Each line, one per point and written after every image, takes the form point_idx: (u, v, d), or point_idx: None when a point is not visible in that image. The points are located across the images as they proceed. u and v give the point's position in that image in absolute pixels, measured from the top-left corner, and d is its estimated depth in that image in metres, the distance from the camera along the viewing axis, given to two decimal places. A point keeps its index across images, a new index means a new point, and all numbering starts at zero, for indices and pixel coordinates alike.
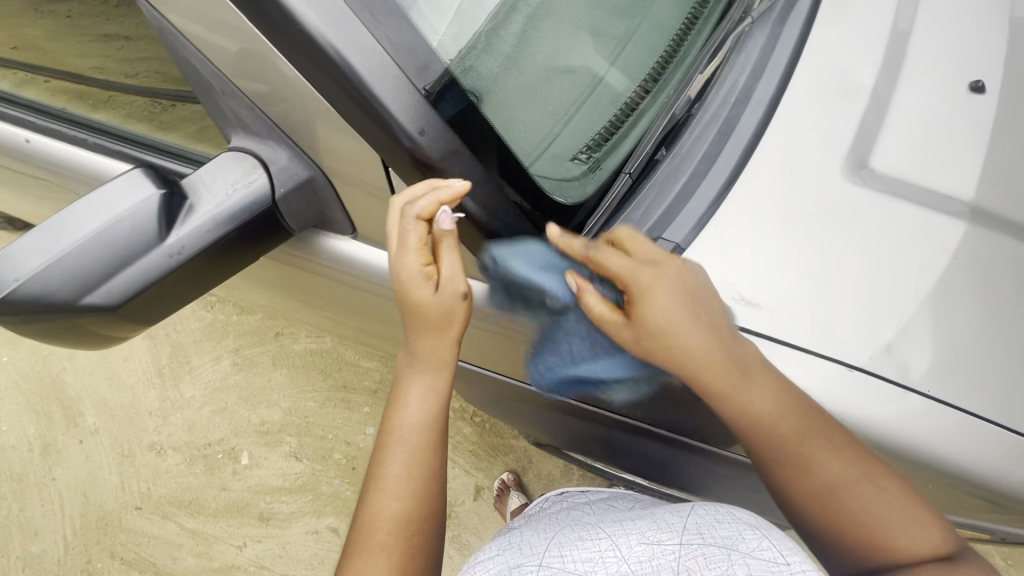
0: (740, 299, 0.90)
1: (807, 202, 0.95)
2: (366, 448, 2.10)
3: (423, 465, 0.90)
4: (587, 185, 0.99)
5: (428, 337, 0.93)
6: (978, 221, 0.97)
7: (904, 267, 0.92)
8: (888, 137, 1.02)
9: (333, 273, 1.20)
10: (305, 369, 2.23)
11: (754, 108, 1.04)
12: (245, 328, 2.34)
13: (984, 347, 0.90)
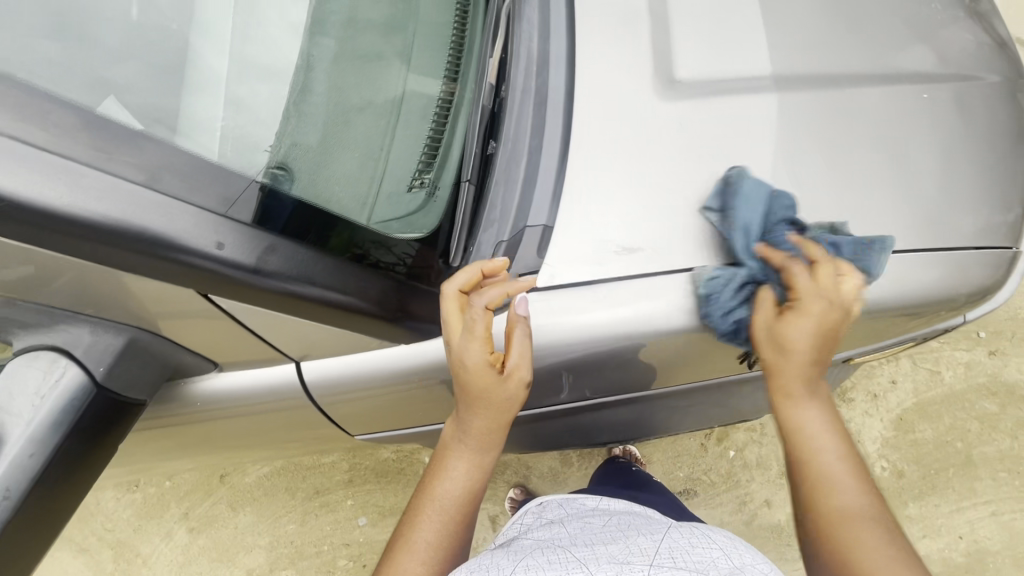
0: (620, 249, 0.96)
1: (639, 137, 1.01)
2: (367, 539, 1.98)
3: (453, 531, 0.92)
4: (434, 207, 0.97)
5: (483, 417, 0.94)
6: (786, 88, 1.04)
7: (740, 160, 1.00)
8: (681, 47, 1.07)
9: (233, 411, 1.13)
10: (269, 496, 2.05)
11: (556, 68, 1.06)
12: (182, 489, 2.08)
13: (834, 194, 0.99)
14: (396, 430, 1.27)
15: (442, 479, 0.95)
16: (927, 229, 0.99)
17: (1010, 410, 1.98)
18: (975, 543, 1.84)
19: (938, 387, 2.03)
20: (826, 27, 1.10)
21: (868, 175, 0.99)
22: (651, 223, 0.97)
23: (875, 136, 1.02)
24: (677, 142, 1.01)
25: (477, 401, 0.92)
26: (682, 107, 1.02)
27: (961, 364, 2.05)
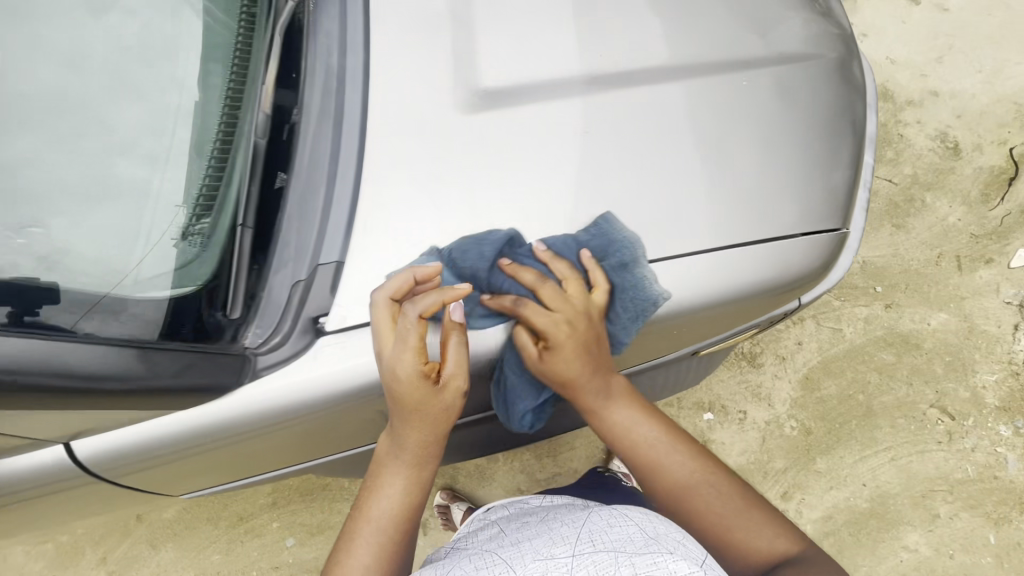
0: (416, 281, 1.00)
1: (439, 158, 1.05)
2: (297, 560, 1.95)
3: (389, 549, 0.99)
4: (211, 255, 0.99)
5: (415, 434, 0.99)
6: (584, 94, 1.10)
7: (538, 170, 1.05)
8: (484, 53, 1.09)
9: (82, 479, 1.07)
10: (190, 529, 1.98)
11: (353, 85, 1.08)
12: (96, 533, 1.97)
13: (631, 195, 1.07)
14: (262, 473, 1.21)
15: (382, 491, 1.02)
16: (714, 228, 1.08)
17: (906, 358, 2.08)
18: (877, 488, 1.95)
19: (840, 344, 2.11)
20: (635, 30, 1.14)
21: (659, 181, 1.08)
22: (451, 248, 1.01)
23: (669, 141, 1.09)
24: (478, 164, 1.05)
25: (411, 418, 0.97)
26: (485, 125, 1.07)
27: (861, 319, 2.14)
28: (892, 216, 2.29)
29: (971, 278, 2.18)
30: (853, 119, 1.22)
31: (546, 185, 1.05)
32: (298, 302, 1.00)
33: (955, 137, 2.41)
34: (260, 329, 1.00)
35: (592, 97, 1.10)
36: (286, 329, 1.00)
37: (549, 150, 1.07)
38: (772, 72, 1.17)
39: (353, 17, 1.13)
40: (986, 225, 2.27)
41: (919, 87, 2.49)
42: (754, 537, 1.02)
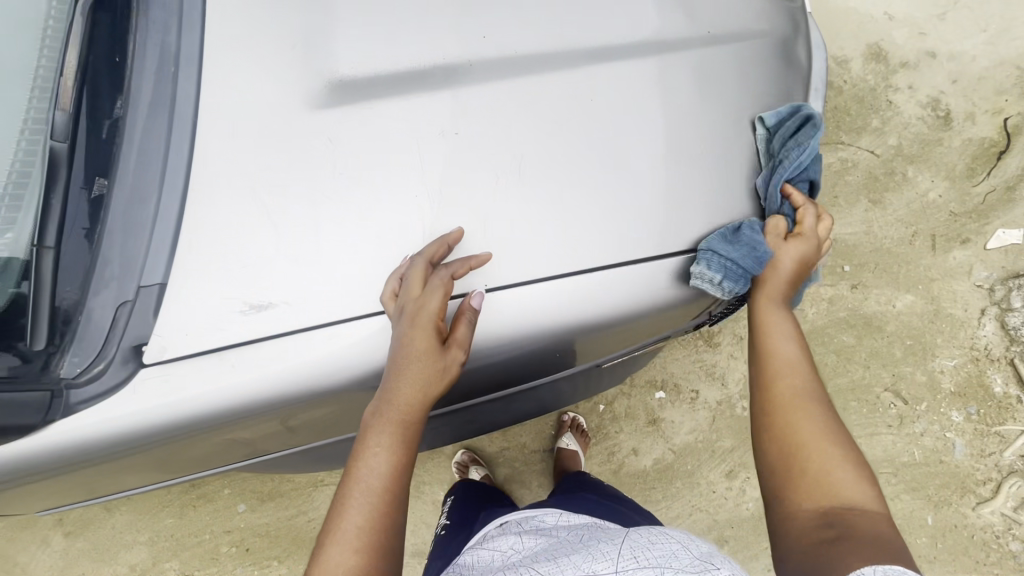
0: (249, 307, 0.92)
1: (286, 162, 0.96)
2: (248, 525, 1.99)
3: (380, 514, 0.81)
4: (12, 275, 0.90)
5: (408, 386, 0.87)
6: (453, 88, 1.00)
7: (394, 177, 0.97)
8: (346, 42, 1.00)
9: None
10: (142, 494, 2.00)
11: (189, 73, 0.98)
12: None
13: (501, 207, 0.98)
14: (141, 488, 1.12)
15: (365, 462, 0.84)
16: (600, 242, 0.99)
17: (866, 341, 2.03)
18: None
19: (800, 325, 2.05)
20: (526, 17, 1.04)
21: (534, 192, 0.98)
22: (292, 270, 0.93)
23: (547, 146, 0.99)
24: (330, 171, 0.96)
25: (403, 364, 0.88)
26: (342, 126, 0.97)
27: (824, 300, 2.07)
28: (870, 190, 2.17)
29: (944, 259, 2.09)
30: (779, 113, 1.08)
31: (404, 193, 0.97)
32: (119, 327, 0.91)
33: (947, 105, 2.25)
34: (77, 358, 0.90)
35: (467, 93, 1.00)
36: (108, 356, 0.90)
37: (411, 156, 0.98)
38: (682, 65, 1.05)
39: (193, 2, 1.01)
40: (967, 202, 2.16)
41: (916, 47, 2.30)
42: (841, 486, 0.83)
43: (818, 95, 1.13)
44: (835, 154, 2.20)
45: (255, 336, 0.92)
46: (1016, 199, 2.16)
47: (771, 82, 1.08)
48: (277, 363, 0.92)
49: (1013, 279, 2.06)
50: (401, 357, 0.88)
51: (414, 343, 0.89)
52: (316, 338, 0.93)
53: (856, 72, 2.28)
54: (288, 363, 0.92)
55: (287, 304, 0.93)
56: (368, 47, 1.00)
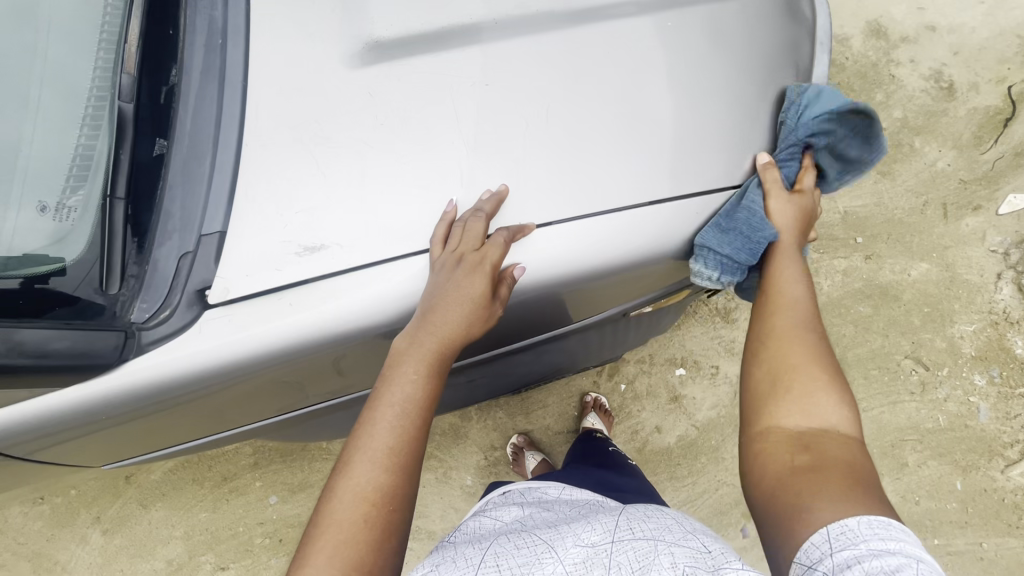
0: (302, 250, 0.97)
1: (329, 115, 1.01)
2: (281, 515, 2.03)
3: (408, 438, 0.88)
4: (84, 228, 0.94)
5: (449, 322, 0.94)
6: (483, 42, 1.05)
7: (433, 127, 1.02)
8: (377, 6, 1.06)
9: (22, 448, 1.05)
10: (177, 489, 2.05)
11: (238, 41, 1.04)
12: (89, 494, 2.06)
13: (533, 150, 1.02)
14: (201, 439, 1.20)
15: (397, 391, 0.91)
16: (631, 179, 1.03)
17: (884, 311, 2.04)
18: None
19: (817, 297, 2.06)
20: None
21: (566, 133, 1.03)
22: (342, 213, 0.98)
23: (577, 91, 1.04)
24: (372, 121, 1.01)
25: (445, 301, 0.94)
26: (380, 80, 1.02)
27: (839, 271, 2.08)
28: (878, 162, 2.20)
29: (956, 226, 2.11)
30: (789, 63, 1.13)
31: (444, 139, 1.02)
32: (184, 274, 0.96)
33: (950, 76, 2.29)
34: (146, 304, 0.95)
35: (495, 47, 1.05)
36: (173, 302, 0.95)
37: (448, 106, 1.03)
38: (697, 13, 1.09)
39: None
40: (976, 169, 2.18)
41: (915, 22, 2.34)
42: (824, 416, 0.87)
43: (824, 48, 1.18)
44: None
45: (308, 277, 0.97)
46: None
47: (780, 33, 1.13)
48: (332, 303, 0.97)
49: None
50: (442, 293, 0.95)
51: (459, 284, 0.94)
52: (368, 276, 0.98)
53: (858, 49, 2.32)
54: (344, 300, 0.97)
55: (338, 246, 0.97)
56: (400, 10, 1.06)
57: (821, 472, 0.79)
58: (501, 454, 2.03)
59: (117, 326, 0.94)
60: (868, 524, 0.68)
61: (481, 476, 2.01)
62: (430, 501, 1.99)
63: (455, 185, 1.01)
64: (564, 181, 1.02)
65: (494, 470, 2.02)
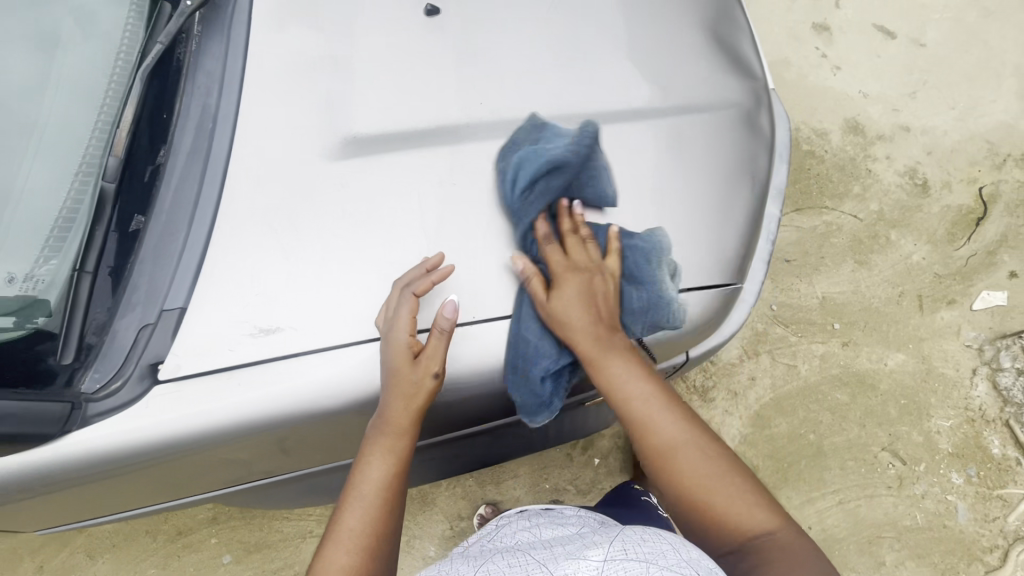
0: (258, 331, 1.00)
1: (301, 202, 1.06)
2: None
3: (378, 516, 0.92)
4: (50, 299, 0.98)
5: (402, 403, 0.97)
6: (452, 144, 1.12)
7: (398, 220, 1.07)
8: (357, 103, 1.13)
9: None
10: (130, 541, 1.96)
11: (225, 128, 1.11)
12: (37, 541, 1.97)
13: (493, 247, 1.08)
14: (146, 507, 1.17)
15: (365, 475, 0.95)
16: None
17: (860, 400, 2.04)
18: (823, 532, 1.92)
19: (793, 381, 2.07)
20: (524, 83, 1.17)
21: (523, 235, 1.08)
22: (301, 296, 1.02)
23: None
24: (341, 210, 1.06)
25: (394, 382, 0.97)
26: (354, 174, 1.08)
27: (817, 357, 2.10)
28: (855, 252, 2.26)
29: (932, 319, 2.15)
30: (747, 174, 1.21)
31: (407, 231, 1.07)
32: (140, 345, 0.99)
33: (924, 174, 2.40)
34: (98, 374, 0.99)
35: (464, 150, 1.12)
36: (126, 373, 0.98)
37: (414, 200, 1.08)
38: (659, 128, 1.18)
39: (234, 65, 1.15)
40: (950, 264, 2.24)
41: (890, 123, 2.49)
42: (728, 501, 0.94)
43: (781, 157, 1.28)
44: (819, 217, 2.32)
45: (263, 357, 0.99)
46: (998, 262, 2.24)
47: (739, 146, 1.21)
48: (284, 384, 0.99)
49: (1002, 339, 2.09)
50: (393, 377, 0.98)
51: (405, 364, 0.97)
52: (322, 360, 1.00)
53: (836, 143, 2.45)
54: (296, 382, 0.99)
55: (294, 330, 1.01)
56: (381, 106, 1.13)
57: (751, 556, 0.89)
58: (468, 526, 1.96)
59: (67, 395, 0.97)
60: None
61: (445, 547, 1.93)
62: None
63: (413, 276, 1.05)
64: (516, 281, 1.07)
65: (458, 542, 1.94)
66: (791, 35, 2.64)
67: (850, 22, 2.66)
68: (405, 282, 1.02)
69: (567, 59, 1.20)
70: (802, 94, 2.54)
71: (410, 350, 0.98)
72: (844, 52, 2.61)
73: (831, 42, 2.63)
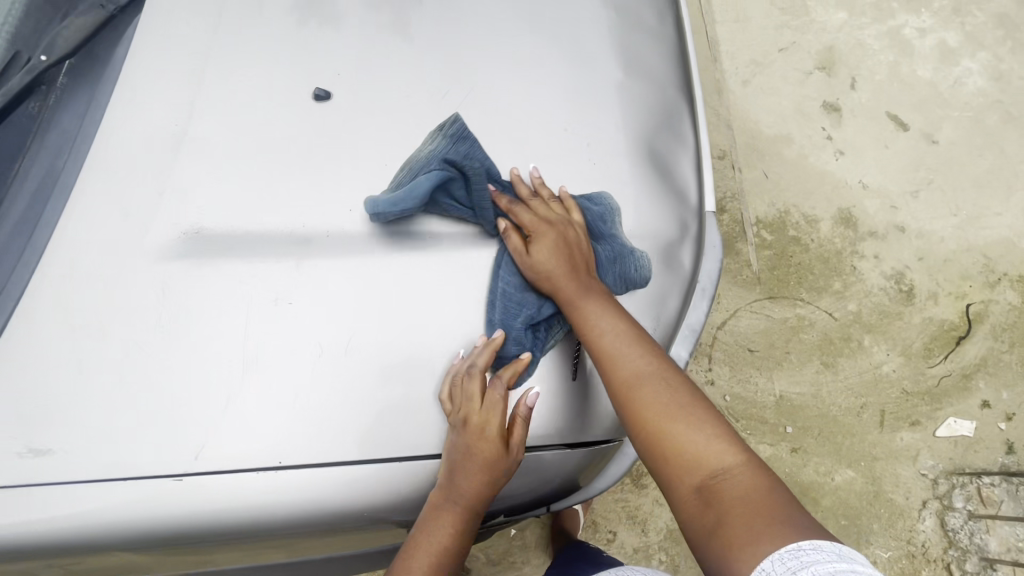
0: (29, 451, 0.86)
1: (118, 302, 0.91)
2: None
3: (457, 538, 0.92)
4: None
5: (474, 476, 0.91)
6: (304, 253, 0.95)
7: (222, 339, 0.91)
8: (215, 187, 0.98)
9: None
10: None
11: (58, 199, 0.95)
12: None
13: (323, 385, 0.91)
14: None
15: (420, 539, 0.91)
16: (413, 438, 0.92)
17: None
18: None
19: None
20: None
21: (355, 375, 0.92)
22: (84, 415, 0.87)
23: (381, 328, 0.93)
24: (153, 315, 0.91)
25: (468, 462, 0.91)
26: (181, 278, 0.93)
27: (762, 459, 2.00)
28: (823, 353, 2.15)
29: (890, 439, 2.05)
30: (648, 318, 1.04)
31: (220, 353, 0.90)
32: None
33: (911, 280, 2.28)
34: None
35: (315, 262, 0.95)
36: None
37: (238, 317, 0.92)
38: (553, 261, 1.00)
39: (89, 125, 1.00)
40: (921, 382, 2.12)
41: (886, 220, 2.37)
42: (700, 446, 0.87)
43: (700, 293, 1.11)
44: (793, 309, 2.21)
45: (30, 482, 0.85)
46: (971, 387, 2.13)
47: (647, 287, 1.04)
48: (46, 513, 0.85)
49: (957, 475, 2.03)
50: (463, 458, 0.91)
51: (488, 452, 0.91)
52: (92, 494, 0.85)
53: (825, 233, 2.33)
54: (60, 518, 0.85)
55: (66, 455, 0.86)
56: (236, 191, 0.98)
57: (726, 510, 0.79)
58: None
59: None
60: (791, 551, 0.68)
61: None
62: None
63: (213, 407, 0.88)
64: (334, 429, 0.90)
65: None
66: (799, 110, 2.52)
67: (863, 105, 2.53)
68: (473, 360, 0.93)
69: (469, 160, 1.03)
70: (799, 175, 2.43)
71: (494, 441, 0.91)
72: (850, 137, 2.49)
73: (839, 124, 2.50)
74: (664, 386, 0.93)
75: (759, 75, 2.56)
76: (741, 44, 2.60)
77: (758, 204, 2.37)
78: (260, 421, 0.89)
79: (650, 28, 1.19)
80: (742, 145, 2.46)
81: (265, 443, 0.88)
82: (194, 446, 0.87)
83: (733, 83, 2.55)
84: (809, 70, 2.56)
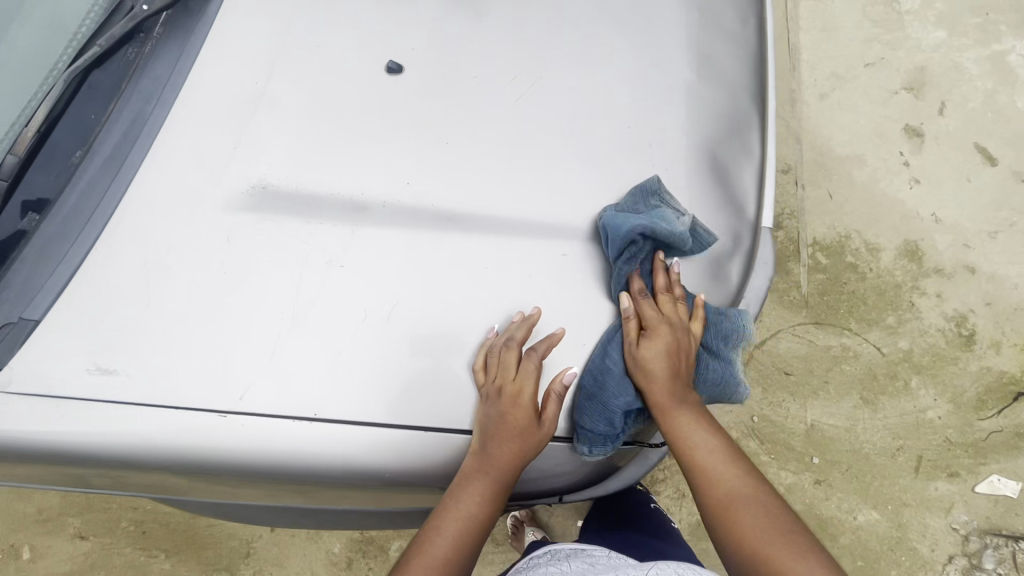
0: (96, 369, 0.93)
1: (186, 244, 0.97)
2: (153, 510, 1.95)
3: (484, 511, 0.94)
4: None
5: (513, 443, 0.93)
6: (363, 220, 0.99)
7: (275, 292, 0.96)
8: (285, 147, 1.02)
9: None
10: None
11: (145, 142, 1.03)
12: None
13: (365, 346, 0.95)
14: None
15: (452, 502, 0.94)
16: (441, 411, 0.95)
17: None
18: None
19: None
20: (468, 165, 1.02)
21: (395, 342, 0.95)
22: (148, 343, 0.94)
23: (426, 301, 0.96)
24: (215, 260, 0.97)
25: (500, 429, 0.93)
26: (244, 229, 0.98)
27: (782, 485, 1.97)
28: (865, 388, 2.06)
29: (923, 486, 1.96)
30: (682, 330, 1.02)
31: (274, 305, 0.95)
32: None
33: (973, 325, 2.14)
34: None
35: (371, 229, 0.98)
36: None
37: (294, 272, 0.97)
38: (598, 259, 1.01)
39: (179, 75, 1.06)
40: (967, 433, 2.01)
41: (956, 259, 2.22)
42: (779, 554, 0.93)
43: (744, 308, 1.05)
44: (839, 338, 2.12)
45: (93, 397, 0.93)
46: (1023, 448, 2.00)
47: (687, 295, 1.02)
48: (104, 428, 0.92)
49: (990, 535, 1.94)
50: (497, 425, 0.93)
51: (520, 421, 0.94)
52: (143, 416, 0.92)
53: (885, 264, 2.22)
54: (116, 433, 0.92)
55: (127, 377, 0.93)
56: (303, 153, 1.02)
57: None
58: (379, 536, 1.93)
59: None
60: None
61: (348, 549, 1.94)
62: (294, 554, 1.92)
63: (262, 353, 0.94)
64: (369, 389, 0.94)
65: (363, 548, 1.92)
66: (877, 131, 2.38)
67: (949, 134, 2.37)
68: (510, 334, 0.95)
69: (529, 148, 1.03)
70: (866, 199, 2.31)
71: (526, 408, 0.95)
72: (930, 166, 2.34)
73: (920, 151, 2.35)
74: (747, 495, 1.00)
75: (839, 89, 2.44)
76: (825, 55, 2.48)
77: (817, 224, 2.27)
78: (302, 372, 0.94)
79: (731, 32, 1.15)
80: (809, 162, 2.36)
81: (305, 392, 0.93)
82: (241, 386, 0.93)
83: (810, 95, 2.44)
84: (895, 90, 2.41)
